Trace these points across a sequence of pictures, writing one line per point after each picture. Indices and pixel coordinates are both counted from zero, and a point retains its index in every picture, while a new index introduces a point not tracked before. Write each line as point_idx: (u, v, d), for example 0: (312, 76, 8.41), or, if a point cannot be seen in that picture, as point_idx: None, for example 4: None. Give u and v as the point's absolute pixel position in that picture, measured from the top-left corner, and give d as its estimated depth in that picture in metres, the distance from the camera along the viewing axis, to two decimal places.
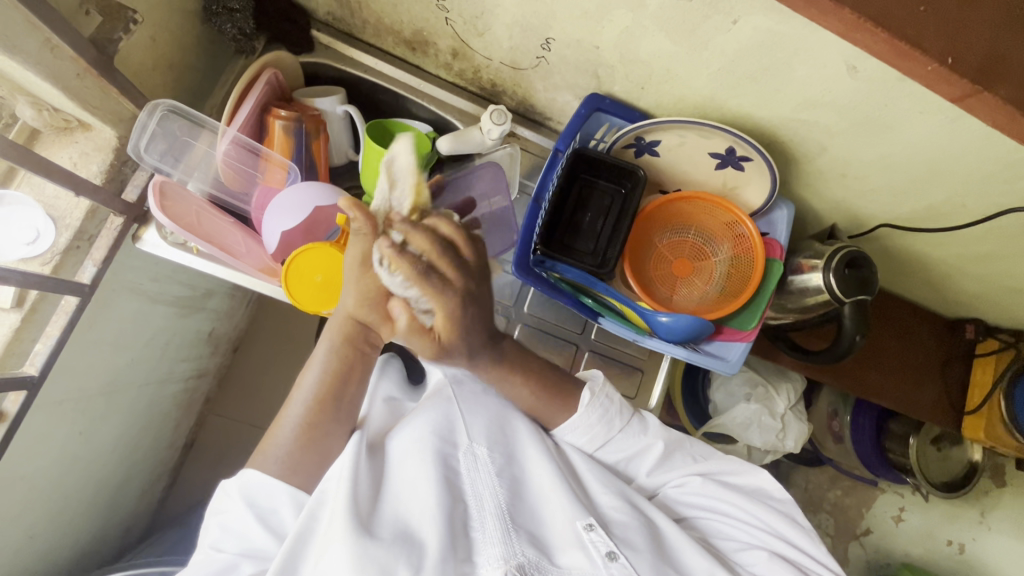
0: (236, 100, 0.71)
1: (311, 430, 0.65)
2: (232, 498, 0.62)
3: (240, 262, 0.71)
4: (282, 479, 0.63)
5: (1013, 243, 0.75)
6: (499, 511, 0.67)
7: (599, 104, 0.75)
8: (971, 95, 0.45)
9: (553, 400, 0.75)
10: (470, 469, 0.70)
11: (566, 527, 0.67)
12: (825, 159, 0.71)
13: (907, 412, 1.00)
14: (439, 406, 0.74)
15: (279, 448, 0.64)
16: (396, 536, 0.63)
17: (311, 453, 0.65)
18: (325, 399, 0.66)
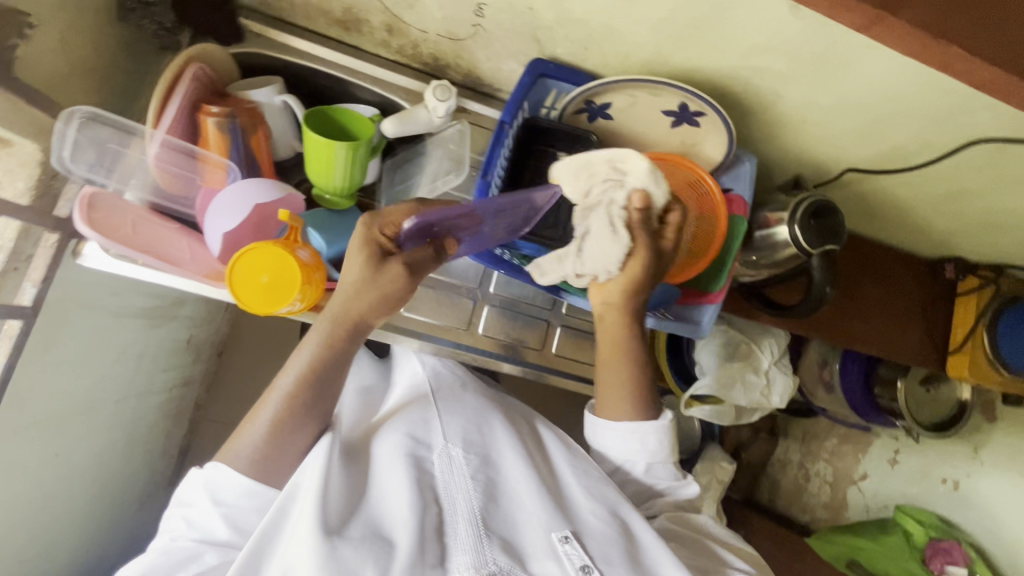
0: (159, 105, 0.67)
1: (280, 428, 0.64)
2: (196, 491, 0.63)
3: (183, 270, 0.68)
4: (249, 478, 0.62)
5: (982, 177, 0.72)
6: (472, 517, 0.64)
7: (543, 69, 0.71)
8: (876, 21, 0.43)
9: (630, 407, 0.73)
10: (445, 471, 0.68)
11: (540, 536, 0.65)
12: (781, 107, 0.68)
13: (892, 357, 0.98)
14: (415, 412, 0.74)
15: (250, 446, 0.63)
16: (366, 536, 0.60)
17: (278, 451, 0.64)
18: (302, 391, 0.65)
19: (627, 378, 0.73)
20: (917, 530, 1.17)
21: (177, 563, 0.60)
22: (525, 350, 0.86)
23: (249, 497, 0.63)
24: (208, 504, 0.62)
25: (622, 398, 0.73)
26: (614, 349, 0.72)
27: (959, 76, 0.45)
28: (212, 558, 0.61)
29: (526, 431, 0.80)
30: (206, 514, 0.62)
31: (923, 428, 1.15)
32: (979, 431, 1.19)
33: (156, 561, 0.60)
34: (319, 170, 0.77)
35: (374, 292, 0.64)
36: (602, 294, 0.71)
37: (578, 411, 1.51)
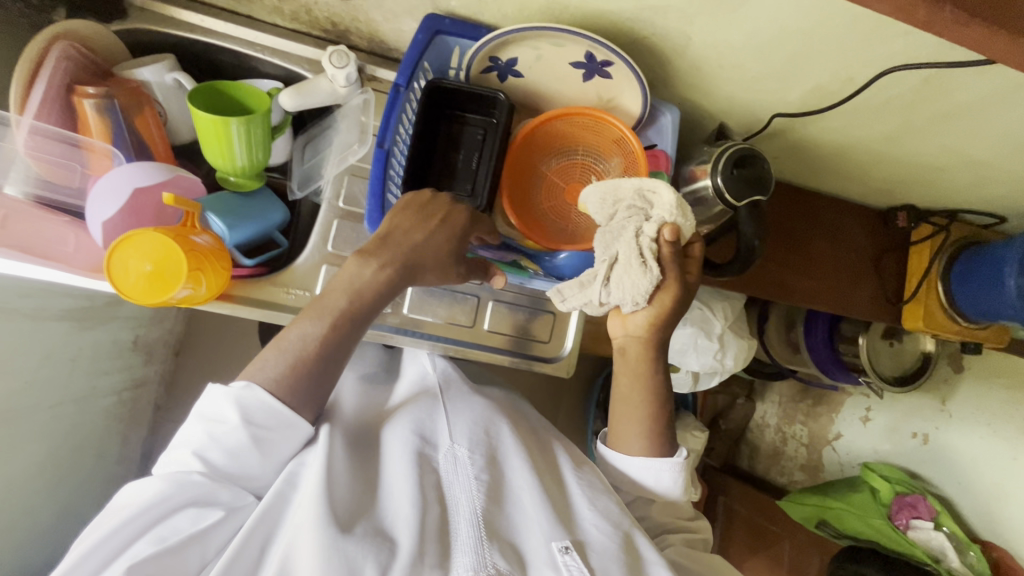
0: (24, 85, 0.63)
1: (323, 349, 0.60)
2: (224, 405, 0.56)
3: (67, 265, 0.65)
4: (278, 399, 0.57)
5: (914, 113, 0.68)
6: (475, 518, 0.59)
7: (438, 26, 0.66)
8: None
9: (651, 442, 0.72)
10: (449, 469, 0.65)
11: (541, 545, 0.60)
12: (693, 51, 0.64)
13: (845, 312, 0.95)
14: (422, 410, 0.72)
15: (282, 360, 0.58)
16: (370, 531, 0.56)
17: (313, 373, 0.59)
18: (349, 315, 0.62)
19: (649, 412, 0.71)
20: (885, 487, 1.14)
21: (190, 496, 0.54)
22: (457, 328, 0.82)
23: (285, 426, 0.58)
24: (235, 421, 0.55)
25: (644, 430, 0.71)
26: (635, 381, 0.70)
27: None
28: (224, 498, 0.56)
29: (536, 446, 0.76)
30: (231, 431, 0.55)
31: (888, 383, 1.11)
32: (947, 381, 1.16)
33: (166, 490, 0.53)
34: (217, 151, 0.71)
35: (439, 260, 0.66)
36: (626, 326, 0.69)
37: (548, 389, 1.49)
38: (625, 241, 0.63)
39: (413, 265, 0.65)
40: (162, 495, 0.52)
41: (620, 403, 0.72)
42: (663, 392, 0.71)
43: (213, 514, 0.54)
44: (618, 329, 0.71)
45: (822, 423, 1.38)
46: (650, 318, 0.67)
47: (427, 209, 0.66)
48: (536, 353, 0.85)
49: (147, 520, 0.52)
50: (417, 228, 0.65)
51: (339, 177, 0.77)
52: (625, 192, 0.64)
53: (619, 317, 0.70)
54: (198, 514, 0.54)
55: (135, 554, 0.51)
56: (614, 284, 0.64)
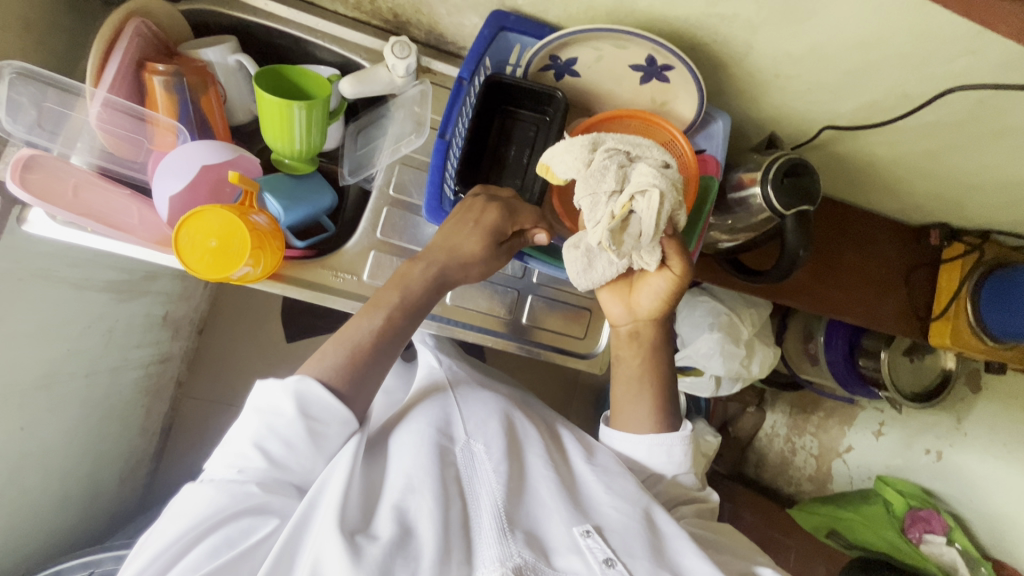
0: (100, 58, 0.64)
1: (379, 344, 0.63)
2: (281, 399, 0.57)
3: (132, 236, 0.67)
4: (335, 392, 0.59)
5: (958, 134, 0.70)
6: (496, 509, 0.60)
7: (503, 22, 0.68)
8: None
9: (659, 419, 0.74)
10: (466, 465, 0.66)
11: (562, 531, 0.61)
12: (753, 60, 0.65)
13: (872, 326, 0.96)
14: (436, 404, 0.73)
15: (341, 352, 0.62)
16: (395, 533, 0.56)
17: (368, 364, 0.62)
18: (405, 308, 0.66)
19: (653, 392, 0.74)
20: (898, 500, 1.15)
21: (243, 505, 0.54)
22: (494, 321, 0.84)
23: (340, 419, 0.59)
24: (294, 415, 0.56)
25: (648, 409, 0.74)
26: (642, 361, 0.75)
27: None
28: (277, 506, 0.56)
29: (543, 432, 0.76)
30: (291, 424, 0.56)
31: (907, 398, 1.12)
32: (964, 401, 1.18)
33: (222, 502, 0.53)
34: (277, 134, 0.73)
35: (482, 259, 0.69)
36: (633, 312, 0.74)
37: (565, 388, 1.50)
38: (649, 174, 0.58)
39: (454, 270, 0.68)
40: (214, 506, 0.53)
41: (624, 381, 0.75)
42: (666, 372, 0.75)
43: (267, 523, 0.55)
44: (625, 316, 0.75)
45: (833, 436, 1.39)
46: (659, 305, 0.72)
47: (467, 210, 0.68)
48: (569, 349, 0.87)
49: (200, 533, 0.52)
50: (456, 229, 0.67)
51: (390, 166, 0.79)
52: (605, 142, 0.62)
53: (626, 302, 0.74)
54: (253, 523, 0.54)
55: (193, 566, 0.51)
56: (662, 217, 0.58)
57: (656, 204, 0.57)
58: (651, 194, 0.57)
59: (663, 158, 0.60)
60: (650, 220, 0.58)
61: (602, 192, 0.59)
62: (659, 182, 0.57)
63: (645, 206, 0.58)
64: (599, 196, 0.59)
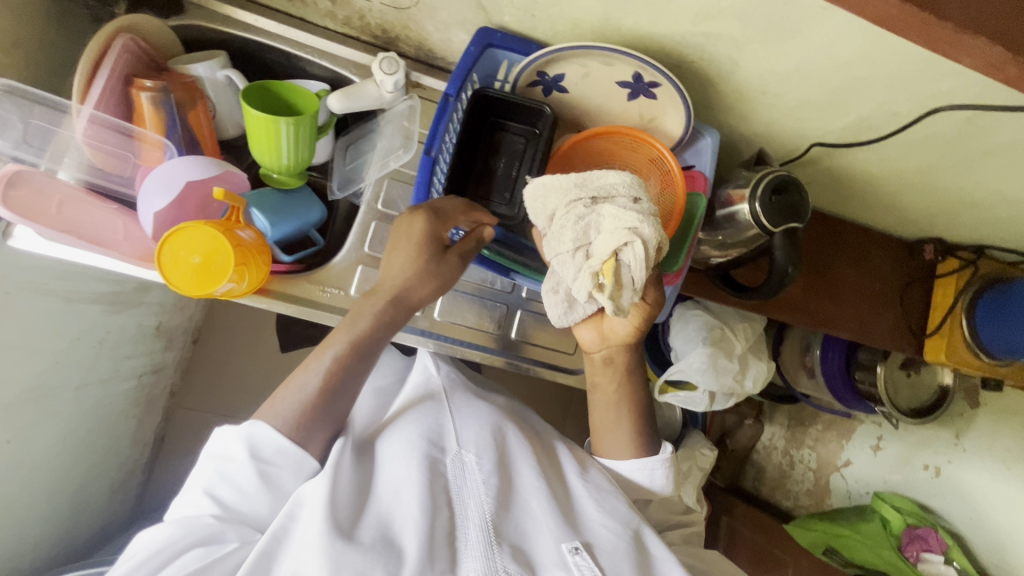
0: (87, 75, 0.64)
1: (329, 385, 0.63)
2: (233, 443, 0.59)
3: (116, 251, 0.66)
4: (287, 437, 0.60)
5: (949, 151, 0.69)
6: (483, 522, 0.60)
7: (489, 39, 0.67)
8: None
9: (638, 441, 0.75)
10: (458, 476, 0.65)
11: (550, 546, 0.61)
12: (740, 77, 0.65)
13: (866, 342, 0.94)
14: (429, 411, 0.72)
15: (291, 404, 0.62)
16: (377, 540, 0.56)
17: (323, 408, 0.63)
18: (356, 348, 0.66)
19: (630, 418, 0.75)
20: (896, 519, 1.15)
21: (198, 537, 0.55)
22: (483, 336, 0.83)
23: (294, 460, 0.60)
24: (246, 458, 0.58)
25: (629, 433, 0.75)
26: (617, 389, 0.75)
27: (855, 10, 0.36)
28: (232, 535, 0.57)
29: (537, 444, 0.75)
30: (241, 467, 0.58)
31: (904, 415, 1.11)
32: (963, 416, 1.15)
33: (175, 533, 0.54)
34: (264, 148, 0.73)
35: (426, 279, 0.69)
36: (606, 338, 0.74)
37: (560, 400, 1.49)
38: (626, 220, 0.58)
39: (403, 295, 0.69)
40: (170, 538, 0.54)
41: (602, 408, 0.76)
42: (642, 395, 0.76)
43: (225, 547, 0.56)
44: (598, 343, 0.75)
45: (830, 449, 1.38)
46: (630, 331, 0.72)
47: (400, 235, 0.69)
48: (560, 364, 0.86)
49: (161, 560, 0.54)
50: (394, 256, 0.69)
51: (379, 180, 0.79)
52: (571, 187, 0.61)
53: (596, 328, 0.74)
54: (206, 552, 0.55)
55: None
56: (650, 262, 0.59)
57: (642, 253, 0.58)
58: (629, 246, 0.58)
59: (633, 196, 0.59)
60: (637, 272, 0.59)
61: (569, 250, 0.61)
62: (640, 230, 0.58)
63: (623, 258, 0.59)
64: (565, 255, 0.62)
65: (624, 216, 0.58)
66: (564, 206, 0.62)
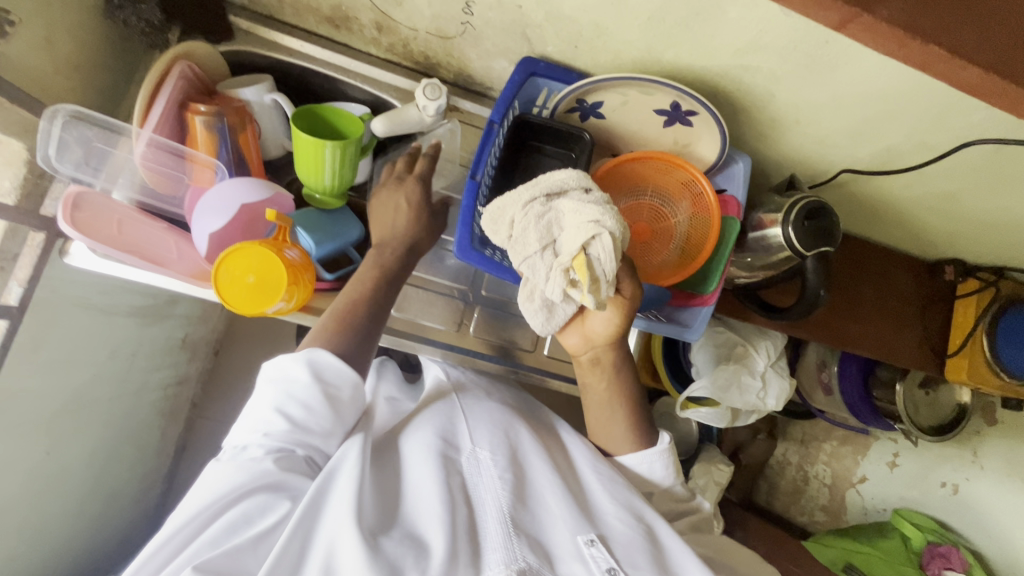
0: (148, 100, 0.67)
1: (371, 312, 0.68)
2: (296, 366, 0.61)
3: (169, 270, 0.68)
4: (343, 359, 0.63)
5: (975, 178, 0.71)
6: (501, 515, 0.59)
7: (532, 68, 0.70)
8: (850, 20, 0.36)
9: (634, 436, 0.74)
10: (473, 473, 0.64)
11: (565, 538, 0.60)
12: (775, 106, 0.67)
13: (889, 360, 0.96)
14: (445, 407, 0.73)
15: (340, 326, 0.66)
16: (403, 539, 0.56)
17: (369, 333, 0.68)
18: (385, 280, 0.71)
19: (625, 411, 0.74)
20: (917, 536, 1.16)
21: (261, 477, 0.56)
22: (519, 352, 0.87)
23: (350, 382, 0.63)
24: (308, 378, 0.60)
25: (624, 429, 0.74)
26: (608, 386, 0.74)
27: (945, 81, 0.38)
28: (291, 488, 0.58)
29: (550, 440, 0.76)
30: (306, 387, 0.60)
31: (924, 432, 1.11)
32: (980, 433, 1.16)
33: (240, 478, 0.56)
34: (309, 170, 0.75)
35: (426, 227, 0.77)
36: (590, 339, 0.71)
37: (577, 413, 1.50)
38: (587, 213, 0.58)
39: (411, 244, 0.75)
40: (233, 483, 0.56)
41: (596, 406, 0.75)
42: (633, 391, 0.75)
43: (281, 504, 0.57)
44: (584, 346, 0.72)
45: (846, 465, 1.38)
46: (612, 332, 0.69)
47: (392, 198, 0.77)
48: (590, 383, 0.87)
49: (218, 508, 0.54)
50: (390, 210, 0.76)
51: None
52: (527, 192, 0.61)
53: (580, 328, 0.72)
54: (267, 501, 0.56)
55: (199, 551, 0.53)
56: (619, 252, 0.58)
57: (611, 243, 0.57)
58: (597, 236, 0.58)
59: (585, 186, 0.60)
60: (607, 264, 0.57)
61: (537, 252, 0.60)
62: (603, 221, 0.57)
63: (593, 251, 0.58)
64: (534, 257, 0.61)
65: (585, 210, 0.58)
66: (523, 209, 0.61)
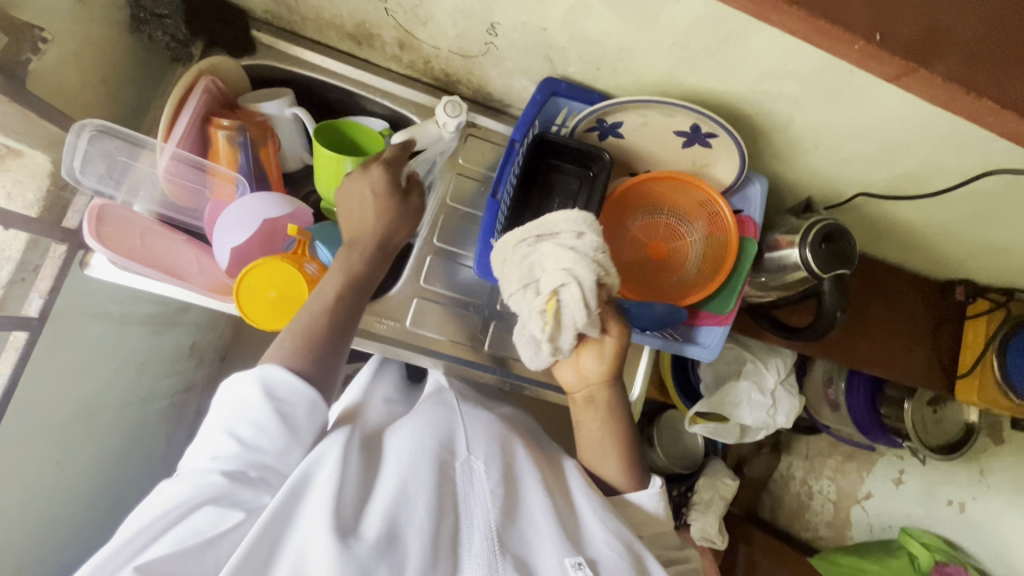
0: (172, 115, 0.67)
1: (332, 326, 0.64)
2: (248, 386, 0.58)
3: (190, 283, 0.68)
4: (299, 375, 0.60)
5: (993, 204, 0.72)
6: (487, 531, 0.58)
7: (554, 89, 0.71)
8: (907, 74, 0.38)
9: (627, 471, 0.73)
10: (465, 480, 0.63)
11: (553, 560, 0.58)
12: (794, 130, 0.68)
13: (898, 380, 0.97)
14: (441, 412, 0.71)
15: (294, 343, 0.62)
16: (382, 539, 0.54)
17: (325, 346, 0.63)
18: (350, 289, 0.66)
19: (617, 448, 0.73)
20: (924, 554, 1.15)
21: (212, 495, 0.54)
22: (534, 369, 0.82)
23: (305, 402, 0.60)
24: (260, 401, 0.57)
25: (619, 465, 0.73)
26: (599, 426, 0.73)
27: (995, 131, 0.40)
28: (245, 498, 0.55)
29: (545, 463, 0.72)
30: (258, 408, 0.57)
31: (932, 451, 1.12)
32: (987, 451, 1.16)
33: (189, 492, 0.54)
34: (327, 184, 0.75)
35: (397, 221, 0.70)
36: (583, 376, 0.72)
37: None
38: (564, 260, 0.60)
39: (385, 242, 0.70)
40: (184, 496, 0.54)
41: (586, 443, 0.74)
42: (628, 427, 0.74)
43: (233, 516, 0.54)
44: (578, 382, 0.73)
45: (851, 481, 1.38)
46: (602, 367, 0.71)
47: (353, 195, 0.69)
48: None
49: (171, 520, 0.53)
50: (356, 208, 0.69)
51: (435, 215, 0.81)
52: (521, 234, 0.63)
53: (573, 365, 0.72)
54: (219, 516, 0.53)
55: (156, 554, 0.51)
56: (589, 303, 0.60)
57: (580, 293, 0.59)
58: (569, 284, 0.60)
59: (577, 231, 0.61)
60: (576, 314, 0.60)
61: (518, 292, 0.62)
62: (577, 271, 0.59)
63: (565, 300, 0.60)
64: (517, 297, 0.63)
65: (562, 254, 0.60)
66: (516, 246, 0.63)
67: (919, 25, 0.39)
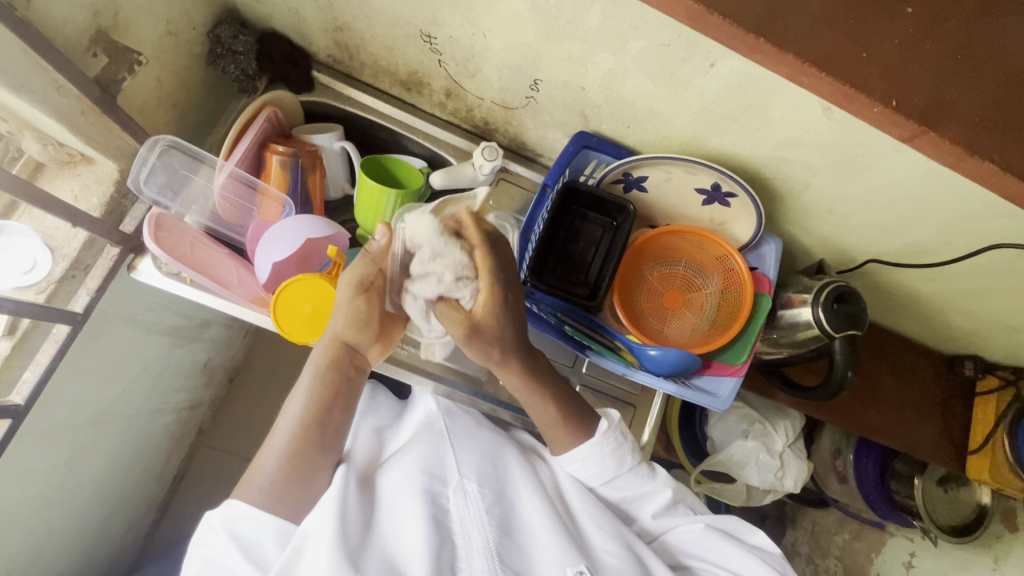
0: (234, 137, 0.73)
1: (298, 473, 0.64)
2: (215, 531, 0.60)
3: (231, 292, 0.72)
4: (275, 516, 0.61)
5: (1000, 280, 0.75)
6: (489, 552, 0.62)
7: (586, 141, 0.77)
8: (919, 135, 0.40)
9: (569, 431, 0.69)
10: (459, 507, 0.66)
11: (556, 570, 0.62)
12: (808, 196, 0.73)
13: (908, 451, 0.97)
14: (428, 441, 0.72)
15: (262, 491, 0.62)
16: None
17: (305, 481, 0.64)
18: (317, 436, 0.65)
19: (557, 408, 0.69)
20: None
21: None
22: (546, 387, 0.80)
23: (269, 529, 0.60)
24: (225, 540, 0.59)
25: (562, 429, 0.69)
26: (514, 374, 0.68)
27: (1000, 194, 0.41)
28: None
29: (532, 460, 0.75)
30: (223, 551, 0.58)
31: (945, 533, 1.06)
32: (1000, 539, 1.10)
33: None
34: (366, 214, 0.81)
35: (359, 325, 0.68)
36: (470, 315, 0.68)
37: None
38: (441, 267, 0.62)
39: (353, 361, 0.69)
40: None
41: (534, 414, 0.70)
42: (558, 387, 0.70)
43: None
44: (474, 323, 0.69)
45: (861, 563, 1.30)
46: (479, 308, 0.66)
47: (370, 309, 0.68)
48: None
49: None
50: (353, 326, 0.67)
51: None
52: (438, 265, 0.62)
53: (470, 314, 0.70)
54: None
55: None
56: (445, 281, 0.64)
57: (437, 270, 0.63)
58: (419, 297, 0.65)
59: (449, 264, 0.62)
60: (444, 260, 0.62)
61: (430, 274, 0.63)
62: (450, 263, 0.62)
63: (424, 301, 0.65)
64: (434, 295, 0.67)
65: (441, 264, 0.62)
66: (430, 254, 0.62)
67: (929, 94, 0.40)
